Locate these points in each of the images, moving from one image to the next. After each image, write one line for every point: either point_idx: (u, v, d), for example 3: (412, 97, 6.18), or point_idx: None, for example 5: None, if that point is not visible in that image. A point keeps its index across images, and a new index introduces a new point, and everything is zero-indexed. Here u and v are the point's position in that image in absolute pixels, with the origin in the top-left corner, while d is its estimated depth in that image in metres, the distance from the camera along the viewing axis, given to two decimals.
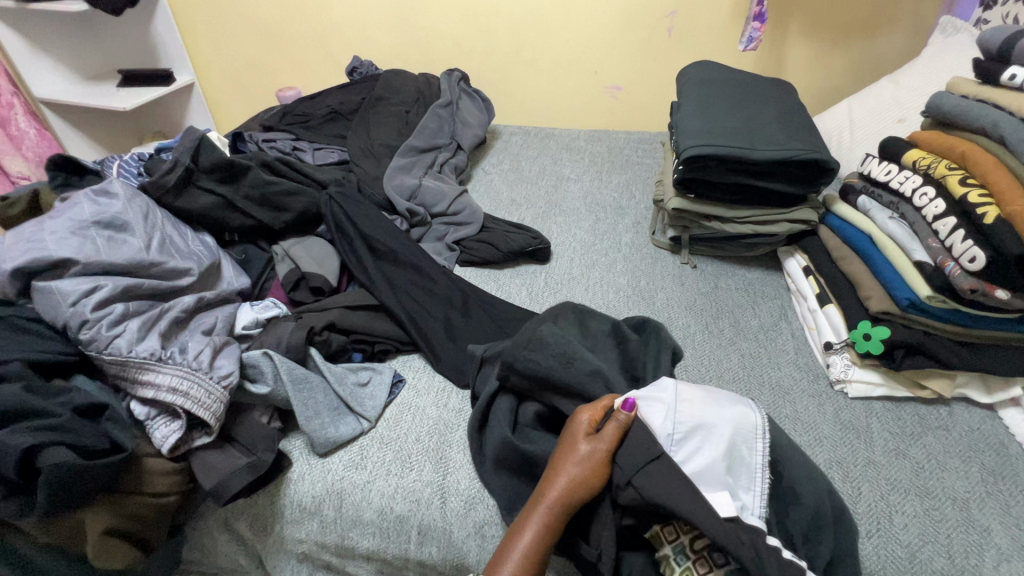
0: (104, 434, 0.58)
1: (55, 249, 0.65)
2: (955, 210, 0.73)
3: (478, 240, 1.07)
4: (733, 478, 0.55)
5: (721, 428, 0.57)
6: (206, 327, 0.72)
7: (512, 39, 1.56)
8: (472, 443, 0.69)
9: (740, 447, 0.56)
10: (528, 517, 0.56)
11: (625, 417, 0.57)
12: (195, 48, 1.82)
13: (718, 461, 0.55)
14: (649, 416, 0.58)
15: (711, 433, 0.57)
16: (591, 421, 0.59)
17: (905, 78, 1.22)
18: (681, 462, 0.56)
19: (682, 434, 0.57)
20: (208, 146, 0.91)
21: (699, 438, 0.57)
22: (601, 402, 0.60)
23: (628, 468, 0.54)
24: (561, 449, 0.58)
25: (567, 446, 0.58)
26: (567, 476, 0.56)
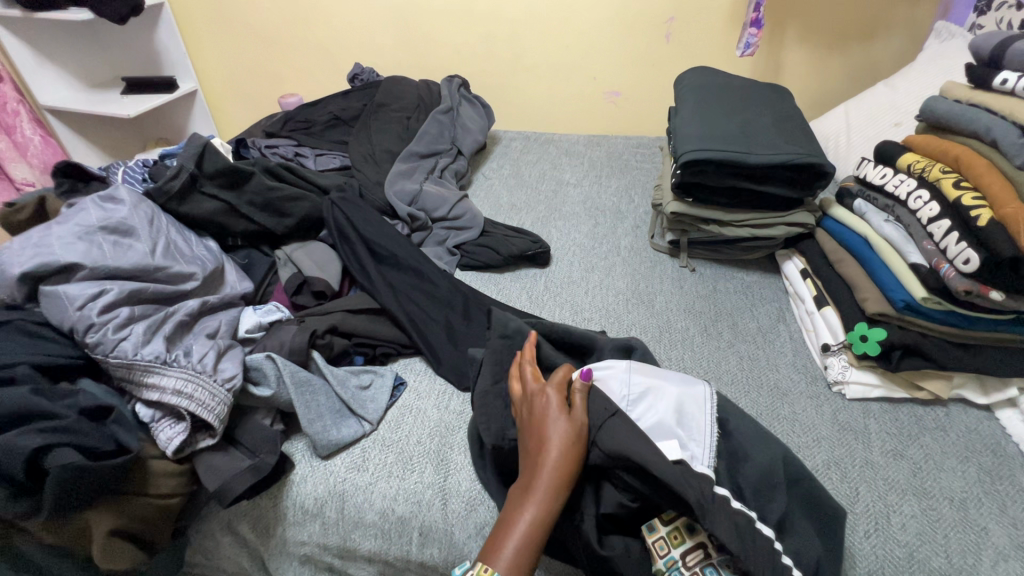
0: (111, 436, 0.59)
1: (61, 253, 0.66)
2: (949, 213, 0.74)
3: (479, 244, 1.08)
4: (683, 431, 0.62)
5: (670, 392, 0.65)
6: (210, 330, 0.73)
7: (512, 46, 1.58)
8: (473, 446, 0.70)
9: (688, 409, 0.64)
10: (521, 501, 0.56)
11: (582, 386, 0.63)
12: (199, 56, 1.84)
13: (668, 417, 0.63)
14: (603, 380, 0.67)
15: (661, 394, 0.65)
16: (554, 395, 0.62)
17: (900, 83, 1.23)
18: (637, 418, 0.64)
19: (635, 394, 0.65)
20: (211, 152, 0.92)
21: (649, 399, 0.65)
22: (560, 376, 0.64)
23: (593, 429, 0.59)
24: (536, 426, 0.59)
25: (543, 422, 0.59)
26: (551, 452, 0.57)
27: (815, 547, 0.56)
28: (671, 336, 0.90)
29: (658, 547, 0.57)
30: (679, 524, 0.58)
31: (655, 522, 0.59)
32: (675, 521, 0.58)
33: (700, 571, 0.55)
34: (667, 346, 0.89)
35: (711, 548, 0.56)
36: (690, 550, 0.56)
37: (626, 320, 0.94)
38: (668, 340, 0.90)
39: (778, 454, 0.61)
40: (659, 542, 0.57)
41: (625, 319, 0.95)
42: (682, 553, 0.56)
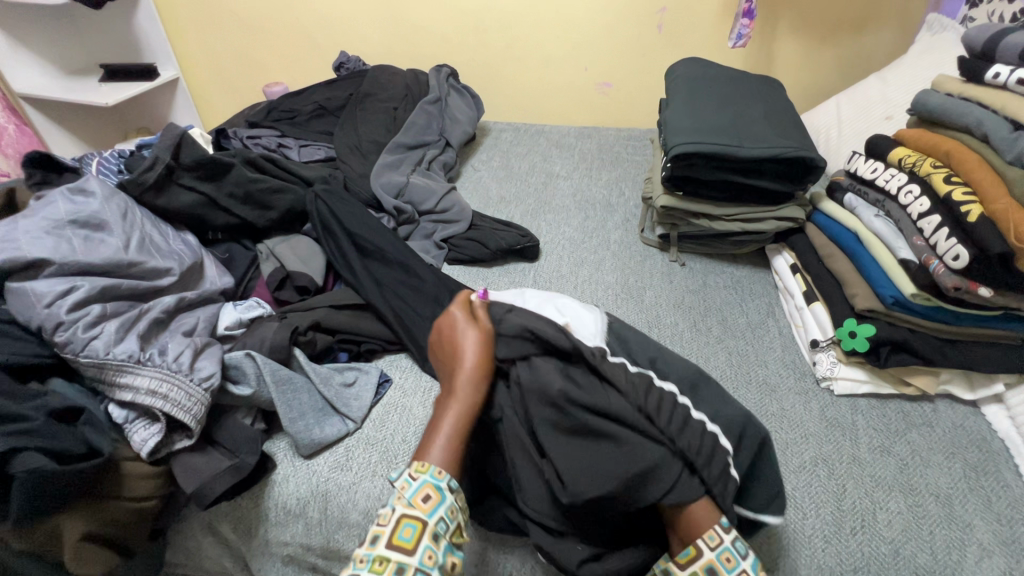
0: (81, 438, 0.56)
1: (29, 248, 0.64)
2: (939, 208, 0.73)
3: (466, 238, 1.07)
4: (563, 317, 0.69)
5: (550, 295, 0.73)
6: (187, 327, 0.71)
7: (502, 35, 1.55)
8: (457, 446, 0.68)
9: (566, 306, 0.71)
10: (449, 402, 0.60)
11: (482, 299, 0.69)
12: (181, 43, 1.79)
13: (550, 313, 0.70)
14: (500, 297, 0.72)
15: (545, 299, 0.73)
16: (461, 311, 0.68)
17: (892, 75, 1.22)
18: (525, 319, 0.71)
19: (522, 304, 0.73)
20: (189, 143, 0.89)
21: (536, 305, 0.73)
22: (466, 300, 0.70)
23: (501, 325, 0.64)
24: (450, 340, 0.66)
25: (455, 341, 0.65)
26: (464, 359, 0.63)
27: None
28: (660, 332, 0.89)
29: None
30: (697, 568, 0.51)
31: (671, 567, 0.52)
32: (694, 566, 0.51)
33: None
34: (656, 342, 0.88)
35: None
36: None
37: (615, 315, 0.93)
38: (658, 335, 0.89)
39: (766, 452, 0.60)
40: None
41: (614, 314, 0.94)
42: None
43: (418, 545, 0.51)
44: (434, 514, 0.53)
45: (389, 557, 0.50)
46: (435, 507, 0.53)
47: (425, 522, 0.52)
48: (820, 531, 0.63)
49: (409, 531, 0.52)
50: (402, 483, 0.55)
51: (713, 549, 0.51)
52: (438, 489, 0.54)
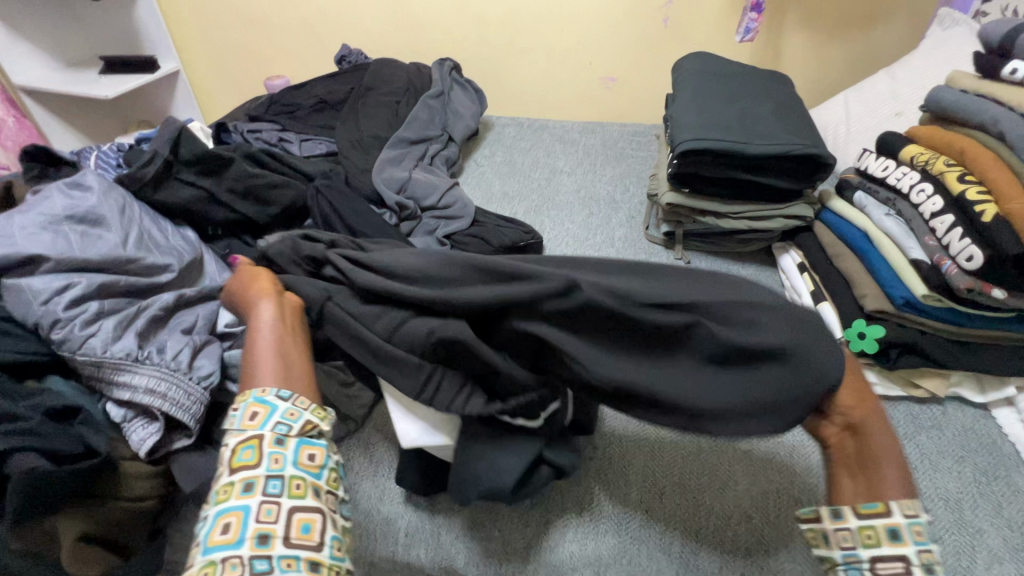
0: (79, 438, 0.55)
1: (26, 245, 0.63)
2: (952, 208, 0.72)
3: (469, 234, 1.05)
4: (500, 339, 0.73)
5: None
6: (186, 324, 0.69)
7: (506, 29, 1.53)
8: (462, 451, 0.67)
9: None
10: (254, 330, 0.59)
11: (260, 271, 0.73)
12: (181, 36, 1.77)
13: None
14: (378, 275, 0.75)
15: None
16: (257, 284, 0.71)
17: (902, 71, 1.20)
18: None
19: None
20: (188, 137, 0.88)
21: None
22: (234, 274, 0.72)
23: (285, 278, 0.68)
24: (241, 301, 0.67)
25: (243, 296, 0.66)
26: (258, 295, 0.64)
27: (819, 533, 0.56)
28: None
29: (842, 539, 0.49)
30: (879, 524, 0.48)
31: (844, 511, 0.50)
32: (876, 521, 0.49)
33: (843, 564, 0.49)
34: None
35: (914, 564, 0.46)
36: (887, 560, 0.47)
37: None
38: None
39: None
40: (844, 534, 0.50)
41: None
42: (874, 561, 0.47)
43: (261, 457, 0.48)
44: (266, 426, 0.50)
45: (233, 482, 0.47)
46: (266, 418, 0.51)
47: (259, 436, 0.49)
48: None
49: (251, 453, 0.49)
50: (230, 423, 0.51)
51: (905, 516, 0.48)
52: (264, 403, 0.52)
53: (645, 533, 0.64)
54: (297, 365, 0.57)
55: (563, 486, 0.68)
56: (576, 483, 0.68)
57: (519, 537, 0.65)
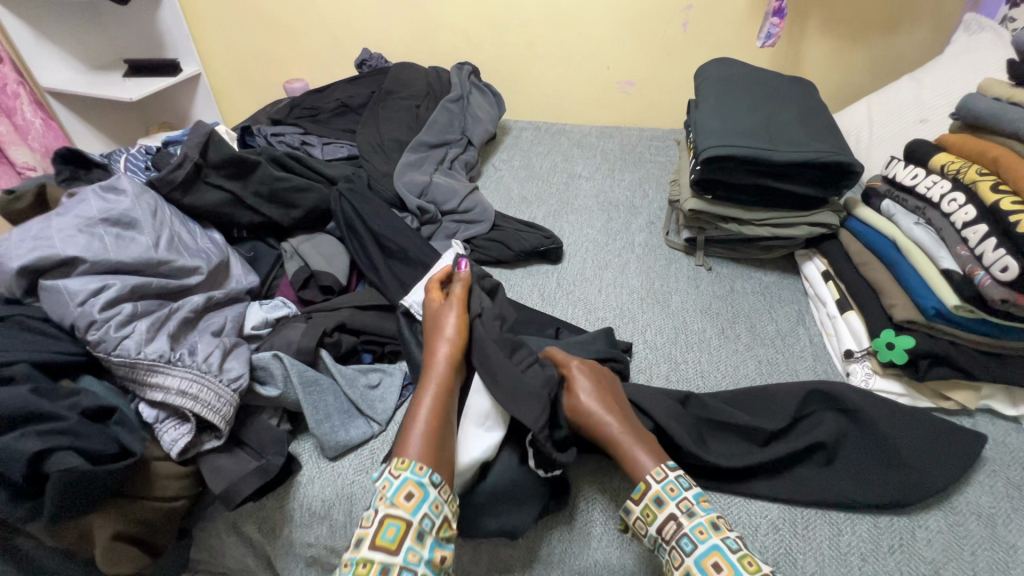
0: (114, 438, 0.57)
1: (62, 247, 0.64)
2: (986, 218, 0.71)
3: (490, 239, 1.05)
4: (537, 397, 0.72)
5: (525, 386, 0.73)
6: (216, 327, 0.71)
7: (524, 33, 1.53)
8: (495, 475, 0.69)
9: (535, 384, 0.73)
10: (425, 391, 0.65)
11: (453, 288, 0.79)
12: (203, 39, 1.80)
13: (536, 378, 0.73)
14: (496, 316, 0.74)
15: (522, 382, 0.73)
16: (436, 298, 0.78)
17: (928, 76, 1.19)
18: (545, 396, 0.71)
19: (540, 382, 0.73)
20: (216, 141, 0.89)
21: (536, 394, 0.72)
22: (431, 292, 0.79)
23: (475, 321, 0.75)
24: (432, 331, 0.73)
25: (432, 328, 0.73)
26: (444, 342, 0.71)
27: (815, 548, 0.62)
28: (688, 339, 0.88)
29: (639, 527, 0.60)
30: (647, 499, 0.59)
31: (629, 504, 0.61)
32: (644, 498, 0.59)
33: (675, 544, 0.56)
34: (683, 349, 0.86)
35: (681, 517, 0.57)
36: (662, 523, 0.58)
37: (640, 320, 0.91)
38: (685, 342, 0.87)
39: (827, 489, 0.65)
40: (637, 520, 0.60)
41: (639, 319, 0.92)
42: (657, 528, 0.58)
43: (401, 544, 0.53)
44: (418, 513, 0.55)
45: (372, 559, 0.52)
46: (419, 504, 0.55)
47: (410, 522, 0.54)
48: (856, 548, 0.62)
49: (393, 531, 0.54)
50: (384, 482, 0.57)
51: (659, 482, 0.60)
52: (421, 486, 0.56)
53: None
54: (447, 446, 0.62)
55: (585, 498, 0.68)
56: (599, 495, 0.68)
57: (547, 548, 0.66)
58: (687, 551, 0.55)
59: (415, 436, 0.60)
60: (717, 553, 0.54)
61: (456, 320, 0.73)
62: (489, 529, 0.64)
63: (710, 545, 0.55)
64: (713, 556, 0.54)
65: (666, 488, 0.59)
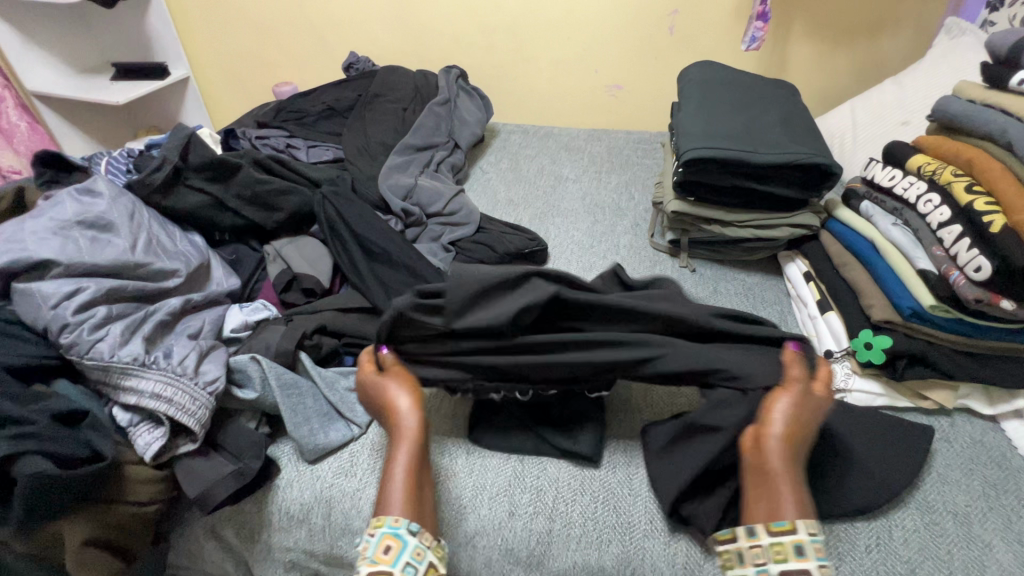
0: (85, 442, 0.56)
1: (36, 250, 0.63)
2: (960, 218, 0.71)
3: (475, 241, 1.06)
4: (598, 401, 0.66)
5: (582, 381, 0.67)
6: (193, 330, 0.71)
7: (512, 36, 1.54)
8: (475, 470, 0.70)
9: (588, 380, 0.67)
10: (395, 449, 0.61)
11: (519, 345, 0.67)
12: (191, 43, 1.80)
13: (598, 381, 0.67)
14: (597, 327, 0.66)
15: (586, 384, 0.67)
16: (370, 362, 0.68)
17: (909, 79, 1.20)
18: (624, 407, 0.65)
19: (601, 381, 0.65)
20: (198, 144, 0.89)
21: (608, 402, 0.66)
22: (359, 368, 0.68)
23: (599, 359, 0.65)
24: (376, 394, 0.66)
25: (381, 394, 0.65)
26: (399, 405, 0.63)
27: None
28: None
29: (753, 555, 0.55)
30: (786, 539, 0.54)
31: (759, 529, 0.55)
32: (784, 536, 0.54)
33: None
34: None
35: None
36: (790, 571, 0.52)
37: None
38: None
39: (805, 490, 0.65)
40: (756, 549, 0.55)
41: None
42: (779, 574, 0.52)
43: None
44: (398, 563, 0.53)
45: None
46: (399, 554, 0.54)
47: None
48: (833, 548, 0.62)
49: None
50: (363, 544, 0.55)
51: (809, 534, 0.54)
52: (398, 537, 0.54)
53: (652, 544, 0.63)
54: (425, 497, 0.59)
55: (565, 495, 0.67)
56: (581, 494, 0.67)
57: (524, 548, 0.65)
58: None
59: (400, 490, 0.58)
60: None
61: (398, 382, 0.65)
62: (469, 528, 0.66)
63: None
64: None
65: (814, 544, 0.53)
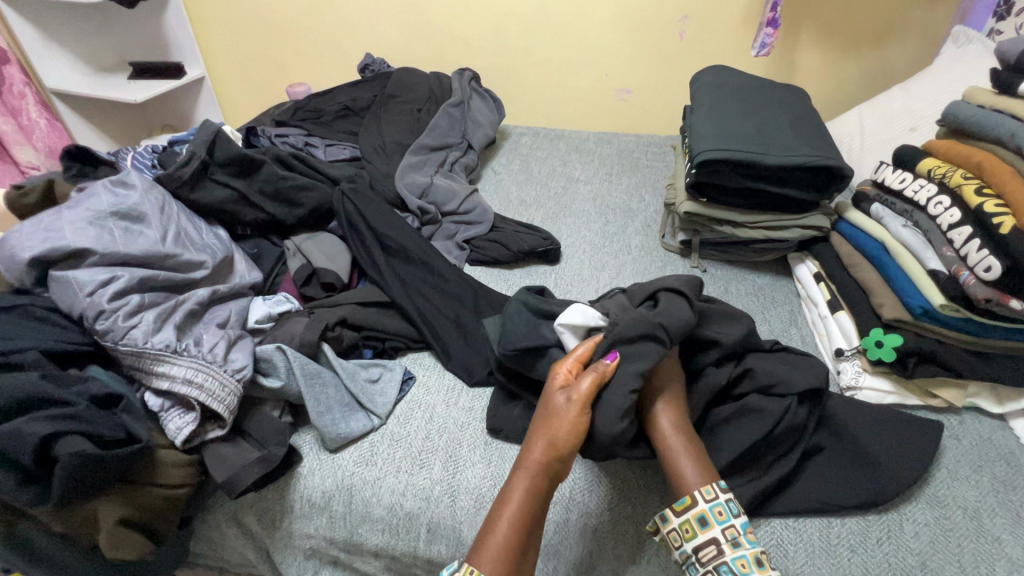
0: (120, 424, 0.58)
1: (73, 238, 0.65)
2: (970, 219, 0.73)
3: (489, 239, 1.07)
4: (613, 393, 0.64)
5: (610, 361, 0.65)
6: (221, 319, 0.73)
7: (524, 40, 1.56)
8: (495, 458, 0.72)
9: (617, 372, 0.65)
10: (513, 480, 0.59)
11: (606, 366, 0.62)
12: (207, 43, 1.82)
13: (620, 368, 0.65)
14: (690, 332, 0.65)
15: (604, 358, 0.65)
16: (564, 376, 0.64)
17: (918, 86, 1.22)
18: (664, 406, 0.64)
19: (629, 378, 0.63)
20: (223, 140, 0.91)
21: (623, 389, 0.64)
22: (561, 365, 0.65)
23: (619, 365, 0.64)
24: (541, 413, 0.62)
25: (543, 408, 0.62)
26: (549, 436, 0.60)
27: (805, 540, 0.63)
28: None
29: (673, 539, 0.58)
30: (689, 515, 0.57)
31: (667, 513, 0.58)
32: (688, 513, 0.57)
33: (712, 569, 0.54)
34: None
35: (724, 544, 0.55)
36: (702, 545, 0.56)
37: None
38: None
39: (820, 487, 0.66)
40: (673, 533, 0.58)
41: None
42: (695, 549, 0.56)
43: None
44: None
45: None
46: None
47: None
48: (846, 540, 0.63)
49: None
50: None
51: (706, 501, 0.57)
52: None
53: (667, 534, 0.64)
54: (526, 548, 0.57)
55: (581, 486, 0.68)
56: (596, 484, 0.68)
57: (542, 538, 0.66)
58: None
59: (492, 542, 0.56)
60: None
61: (567, 404, 0.61)
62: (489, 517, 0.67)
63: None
64: None
65: (715, 511, 0.56)
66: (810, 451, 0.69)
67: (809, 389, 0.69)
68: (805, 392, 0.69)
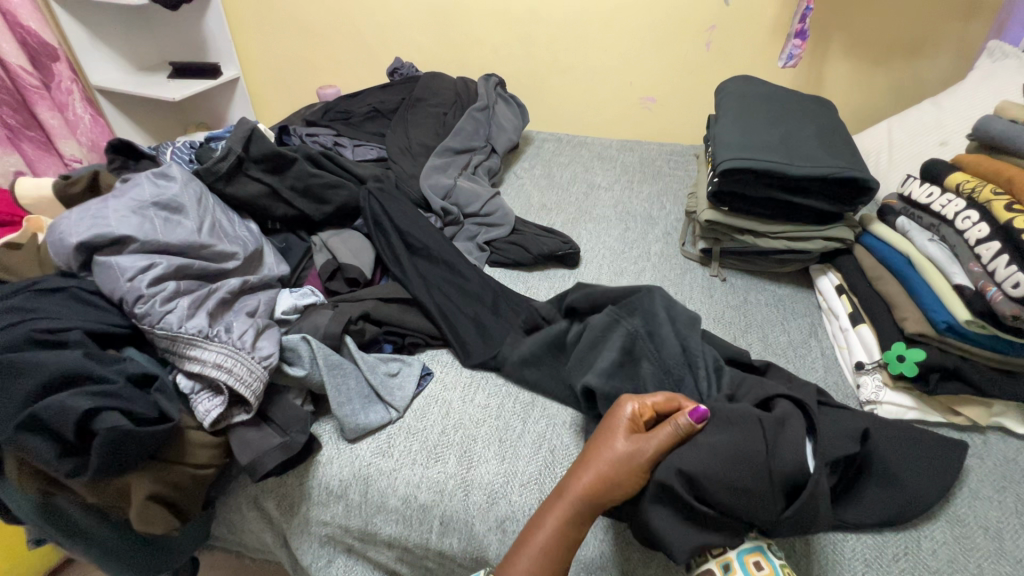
0: (154, 404, 0.61)
1: (116, 225, 0.69)
2: (999, 235, 0.72)
3: (509, 242, 1.09)
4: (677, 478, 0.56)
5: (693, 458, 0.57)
6: (250, 308, 0.75)
7: (550, 47, 1.58)
8: (507, 454, 0.73)
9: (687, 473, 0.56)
10: (553, 505, 0.58)
11: (685, 422, 0.59)
12: (243, 45, 1.89)
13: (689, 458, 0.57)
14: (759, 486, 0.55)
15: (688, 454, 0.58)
16: (634, 417, 0.61)
17: (949, 100, 1.20)
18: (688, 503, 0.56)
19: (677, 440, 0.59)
20: (258, 137, 0.95)
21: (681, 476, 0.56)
22: (635, 403, 0.62)
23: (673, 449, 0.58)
24: (594, 445, 0.60)
25: (602, 442, 0.60)
26: (601, 470, 0.58)
27: (821, 554, 0.63)
28: None
29: None
30: None
31: None
32: None
33: (727, 544, 0.56)
34: None
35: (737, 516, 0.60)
36: None
37: None
38: None
39: (845, 506, 0.64)
40: None
41: None
42: None
43: None
44: None
45: None
46: None
47: None
48: (860, 553, 0.63)
49: None
50: None
51: None
52: None
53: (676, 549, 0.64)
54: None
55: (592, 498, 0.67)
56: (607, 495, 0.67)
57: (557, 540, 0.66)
58: (733, 542, 0.57)
59: (514, 560, 0.55)
60: (760, 553, 0.56)
61: (636, 451, 0.58)
62: (500, 513, 0.68)
63: (756, 545, 0.57)
64: (755, 555, 0.56)
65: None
66: (856, 473, 0.66)
67: (844, 457, 0.61)
68: (840, 460, 0.61)
